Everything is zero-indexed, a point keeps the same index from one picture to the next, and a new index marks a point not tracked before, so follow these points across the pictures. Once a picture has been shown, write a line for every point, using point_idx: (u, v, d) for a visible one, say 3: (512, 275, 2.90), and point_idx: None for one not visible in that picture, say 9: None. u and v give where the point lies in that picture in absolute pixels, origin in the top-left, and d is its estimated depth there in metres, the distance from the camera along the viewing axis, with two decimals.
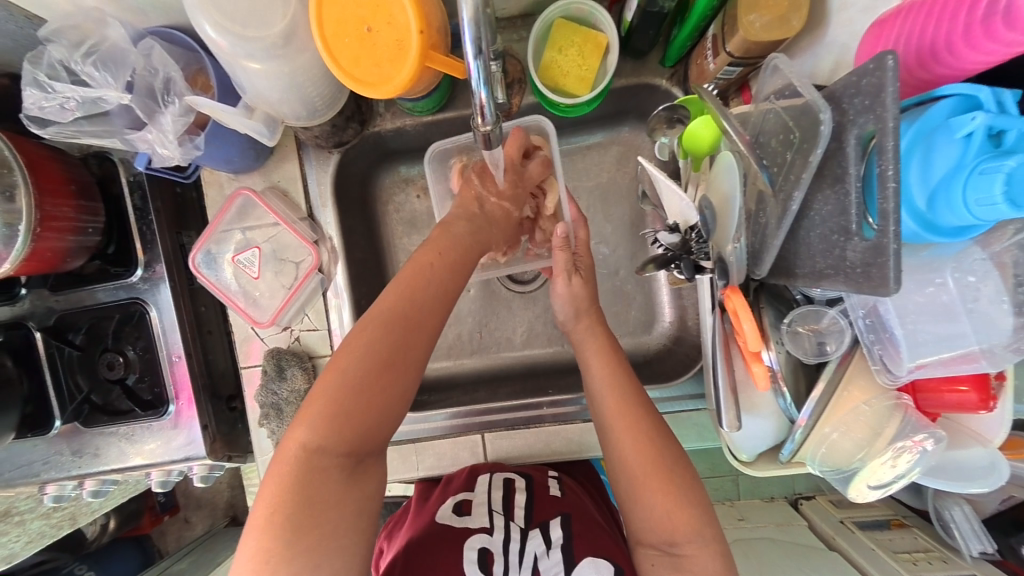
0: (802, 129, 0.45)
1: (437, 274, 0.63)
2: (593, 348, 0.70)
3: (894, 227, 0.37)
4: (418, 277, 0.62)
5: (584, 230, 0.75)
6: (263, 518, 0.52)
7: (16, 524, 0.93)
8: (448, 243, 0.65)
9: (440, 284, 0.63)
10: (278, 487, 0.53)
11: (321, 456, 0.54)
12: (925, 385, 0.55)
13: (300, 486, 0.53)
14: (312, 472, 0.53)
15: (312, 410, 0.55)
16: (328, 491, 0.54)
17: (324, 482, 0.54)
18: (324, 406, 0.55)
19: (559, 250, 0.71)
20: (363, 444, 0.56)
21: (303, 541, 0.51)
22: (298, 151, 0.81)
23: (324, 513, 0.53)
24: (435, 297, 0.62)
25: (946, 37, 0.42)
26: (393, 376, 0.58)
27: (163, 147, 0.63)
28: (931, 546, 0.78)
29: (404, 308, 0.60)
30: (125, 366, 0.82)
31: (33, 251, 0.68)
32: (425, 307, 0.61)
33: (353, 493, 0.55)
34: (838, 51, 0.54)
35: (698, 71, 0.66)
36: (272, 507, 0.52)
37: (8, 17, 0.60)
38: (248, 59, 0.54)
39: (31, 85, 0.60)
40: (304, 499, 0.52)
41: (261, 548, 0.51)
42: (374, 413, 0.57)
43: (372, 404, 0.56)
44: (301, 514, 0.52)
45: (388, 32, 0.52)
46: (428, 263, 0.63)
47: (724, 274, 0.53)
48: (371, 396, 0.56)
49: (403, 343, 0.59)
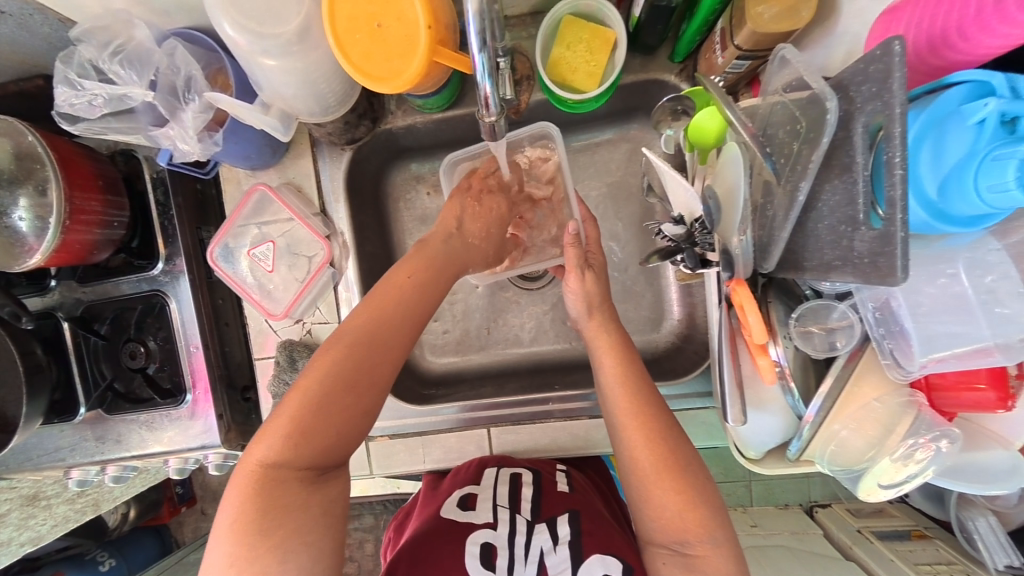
0: (809, 120, 0.44)
1: (401, 295, 0.65)
2: (605, 347, 0.69)
3: (902, 215, 0.36)
4: (387, 300, 0.64)
5: (593, 228, 0.76)
6: (228, 524, 0.54)
7: (43, 508, 0.97)
8: (433, 265, 0.70)
9: (413, 303, 0.65)
10: (241, 494, 0.55)
11: (281, 468, 0.55)
12: (941, 383, 0.54)
13: (261, 493, 0.54)
14: (272, 483, 0.55)
15: (276, 423, 0.57)
16: (290, 500, 0.55)
17: (286, 493, 0.55)
18: (285, 419, 0.56)
19: (570, 246, 0.71)
20: (325, 456, 0.57)
21: (266, 546, 0.53)
22: (312, 148, 0.83)
23: (284, 520, 0.54)
24: (404, 312, 0.64)
25: (958, 22, 0.41)
26: (353, 393, 0.59)
27: (184, 142, 0.65)
28: (955, 559, 0.74)
29: (367, 327, 0.62)
30: (146, 356, 0.85)
31: (63, 243, 0.71)
32: (392, 321, 0.63)
33: (315, 503, 0.56)
34: (850, 41, 0.54)
35: (706, 65, 0.66)
36: (236, 513, 0.54)
37: (43, 20, 0.64)
38: (264, 55, 0.56)
39: (63, 83, 0.63)
40: (266, 507, 0.54)
41: (226, 551, 0.53)
42: (334, 426, 0.58)
43: (333, 417, 0.58)
44: (263, 522, 0.53)
45: (398, 27, 0.53)
46: (401, 288, 0.65)
47: (729, 267, 0.53)
48: (331, 409, 0.57)
49: (364, 360, 0.60)
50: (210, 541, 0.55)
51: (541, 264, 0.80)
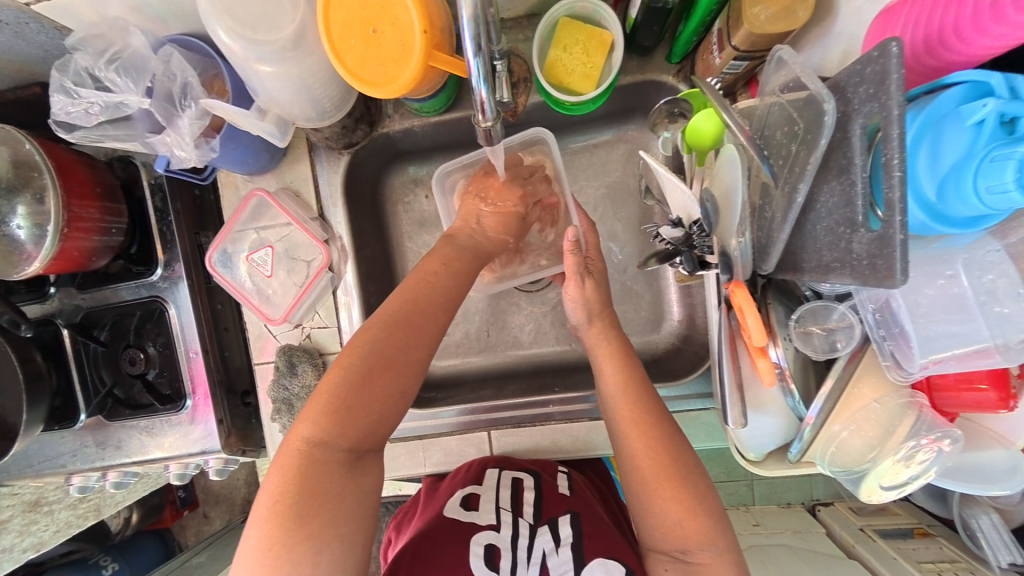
0: (806, 121, 0.44)
1: (435, 283, 0.66)
2: (606, 354, 0.69)
3: (899, 217, 0.36)
4: (423, 286, 0.65)
5: (593, 235, 0.76)
6: (268, 506, 0.53)
7: (45, 514, 0.97)
8: (458, 255, 0.70)
9: (445, 290, 0.66)
10: (282, 474, 0.55)
11: (325, 448, 0.55)
12: (941, 383, 0.53)
13: (302, 474, 0.54)
14: (313, 464, 0.55)
15: (316, 404, 0.57)
16: (330, 482, 0.55)
17: (328, 473, 0.55)
18: (327, 399, 0.57)
19: (569, 254, 0.70)
20: (366, 438, 0.58)
21: (306, 529, 0.52)
22: (310, 152, 0.83)
23: (326, 502, 0.54)
24: (440, 299, 0.65)
25: (953, 23, 0.41)
26: (394, 375, 0.60)
27: (180, 149, 0.65)
28: (959, 557, 0.74)
29: (407, 310, 0.62)
30: (146, 361, 0.85)
31: (62, 251, 0.71)
32: (429, 307, 0.64)
33: (354, 487, 0.56)
34: (846, 41, 0.53)
35: (703, 66, 0.66)
36: (277, 493, 0.53)
37: (39, 29, 0.63)
38: (259, 62, 0.56)
39: (59, 92, 0.63)
40: (307, 489, 0.53)
41: (264, 534, 0.52)
42: (374, 407, 0.58)
43: (373, 399, 0.58)
44: (304, 503, 0.53)
45: (392, 32, 0.53)
46: (436, 274, 0.67)
47: (728, 268, 0.53)
48: (373, 390, 0.58)
49: (404, 343, 0.61)
50: (248, 521, 0.54)
51: (541, 274, 0.81)
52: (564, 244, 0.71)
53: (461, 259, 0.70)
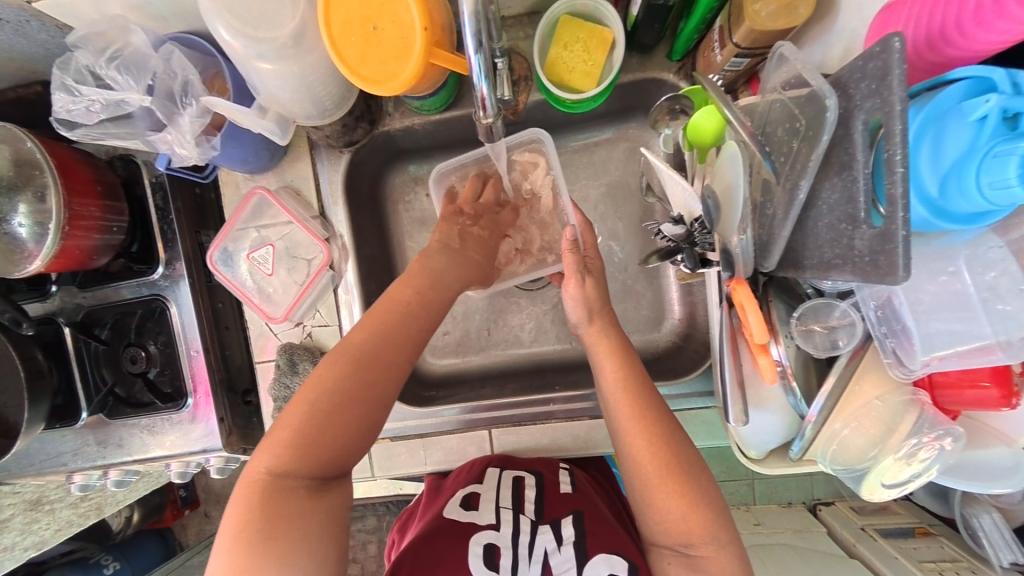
0: (808, 117, 0.44)
1: (404, 303, 0.65)
2: (605, 352, 0.68)
3: (902, 213, 0.36)
4: (390, 310, 0.64)
5: (590, 233, 0.76)
6: (231, 533, 0.54)
7: (46, 513, 0.97)
8: (428, 270, 0.69)
9: (414, 315, 0.65)
10: (245, 501, 0.55)
11: (285, 478, 0.56)
12: (943, 381, 0.53)
13: (263, 502, 0.54)
14: (275, 493, 0.55)
15: (279, 433, 0.57)
16: (291, 511, 0.54)
17: (289, 502, 0.55)
18: (289, 428, 0.57)
19: (567, 253, 0.70)
20: (328, 465, 0.58)
21: (268, 557, 0.52)
22: (311, 151, 0.83)
23: (286, 531, 0.53)
24: (407, 325, 0.64)
25: (955, 18, 0.41)
26: (357, 402, 0.59)
27: (181, 147, 0.65)
28: (960, 556, 0.74)
29: (371, 336, 0.62)
30: (147, 360, 0.85)
31: (62, 249, 0.71)
32: (396, 334, 0.63)
33: (316, 516, 0.56)
34: (848, 38, 0.53)
35: (704, 63, 0.66)
36: (238, 520, 0.54)
37: (40, 27, 0.63)
38: (260, 59, 0.56)
39: (60, 89, 0.63)
40: (267, 517, 0.54)
41: (227, 560, 0.53)
42: (337, 437, 0.58)
43: (335, 429, 0.58)
44: (263, 530, 0.53)
45: (392, 29, 0.53)
46: (401, 297, 0.65)
47: (730, 266, 0.53)
48: (334, 420, 0.58)
49: (366, 371, 0.60)
50: (212, 551, 0.55)
51: (540, 273, 0.80)
52: (562, 244, 0.71)
53: (448, 260, 0.71)
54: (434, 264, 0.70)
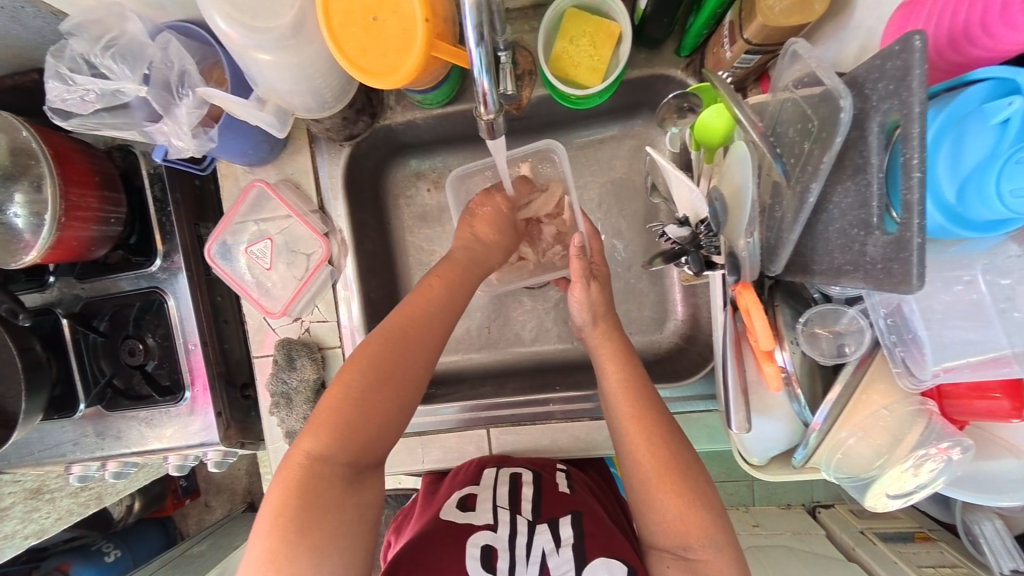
0: (821, 118, 0.42)
1: (435, 298, 0.64)
2: (609, 355, 0.67)
3: (918, 220, 0.35)
4: (427, 300, 0.64)
5: (598, 240, 0.74)
6: (270, 520, 0.52)
7: (47, 501, 0.97)
8: (464, 272, 0.68)
9: (446, 306, 0.65)
10: (286, 487, 0.54)
11: (325, 463, 0.55)
12: (952, 391, 0.52)
13: (303, 489, 0.53)
14: (316, 478, 0.54)
15: (320, 418, 0.56)
16: (330, 496, 0.54)
17: (327, 489, 0.54)
18: (331, 413, 0.56)
19: (573, 258, 0.69)
20: (367, 453, 0.57)
21: (309, 540, 0.51)
22: (311, 144, 0.81)
23: (328, 516, 0.53)
24: (441, 316, 0.64)
25: (980, 18, 0.39)
26: (397, 393, 0.59)
27: (178, 139, 0.63)
28: (960, 561, 0.72)
29: (410, 328, 0.62)
30: (145, 353, 0.84)
31: (60, 240, 0.71)
32: (430, 324, 0.63)
33: (355, 500, 0.55)
34: (864, 36, 0.51)
35: (714, 60, 0.64)
36: (280, 507, 0.53)
37: (35, 13, 0.62)
38: (257, 50, 0.54)
39: (54, 78, 0.61)
40: (308, 504, 0.53)
41: (266, 548, 0.51)
42: (377, 423, 0.58)
43: (377, 414, 0.58)
44: (304, 517, 0.52)
45: (394, 20, 0.51)
46: (435, 289, 0.65)
47: (736, 271, 0.51)
48: (375, 406, 0.58)
49: (404, 359, 0.60)
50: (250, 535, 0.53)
51: (545, 276, 0.80)
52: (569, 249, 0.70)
53: (462, 268, 0.68)
54: (464, 270, 0.68)
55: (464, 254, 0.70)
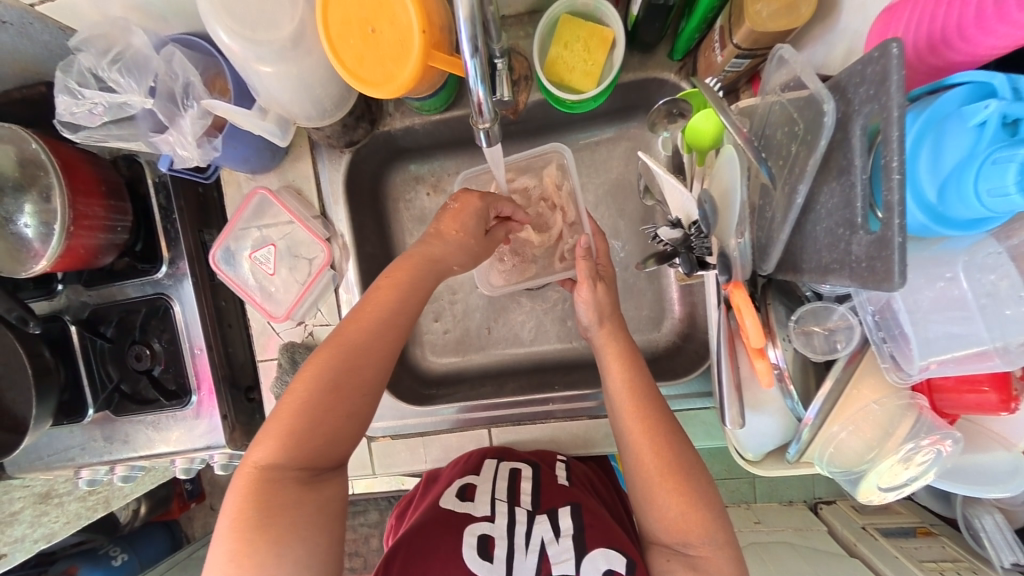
0: (806, 122, 0.44)
1: (390, 297, 0.63)
2: (614, 354, 0.68)
3: (898, 219, 0.36)
4: (377, 305, 0.63)
5: (603, 242, 0.76)
6: (228, 525, 0.54)
7: (55, 505, 0.99)
8: (420, 271, 0.66)
9: (401, 310, 0.64)
10: (241, 494, 0.55)
11: (276, 470, 0.56)
12: (942, 385, 0.53)
13: (258, 493, 0.55)
14: (269, 483, 0.55)
15: (270, 427, 0.58)
16: (284, 499, 0.55)
17: (281, 492, 0.55)
18: (279, 422, 0.57)
19: (581, 259, 0.69)
20: (320, 456, 0.58)
21: (266, 539, 0.53)
22: (312, 151, 0.83)
23: (284, 516, 0.54)
24: (393, 321, 0.63)
25: (957, 22, 0.40)
26: (346, 398, 0.59)
27: (183, 148, 0.65)
28: (961, 557, 0.72)
29: (360, 334, 0.61)
30: (151, 358, 0.86)
31: (68, 248, 0.72)
32: (382, 329, 0.62)
33: (313, 500, 0.56)
34: (851, 39, 0.53)
35: (705, 64, 0.66)
36: (236, 512, 0.54)
37: (43, 29, 0.64)
38: (259, 62, 0.56)
39: (63, 92, 0.63)
40: (264, 507, 0.54)
41: (228, 551, 0.53)
42: (329, 428, 0.58)
43: (326, 420, 0.58)
44: (260, 519, 0.53)
45: (390, 32, 0.53)
46: (388, 293, 0.64)
47: (727, 269, 0.53)
48: (326, 412, 0.58)
49: (354, 365, 0.60)
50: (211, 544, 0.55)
51: (547, 278, 0.80)
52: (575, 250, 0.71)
53: (420, 269, 0.66)
54: (423, 271, 0.66)
55: (423, 254, 0.67)
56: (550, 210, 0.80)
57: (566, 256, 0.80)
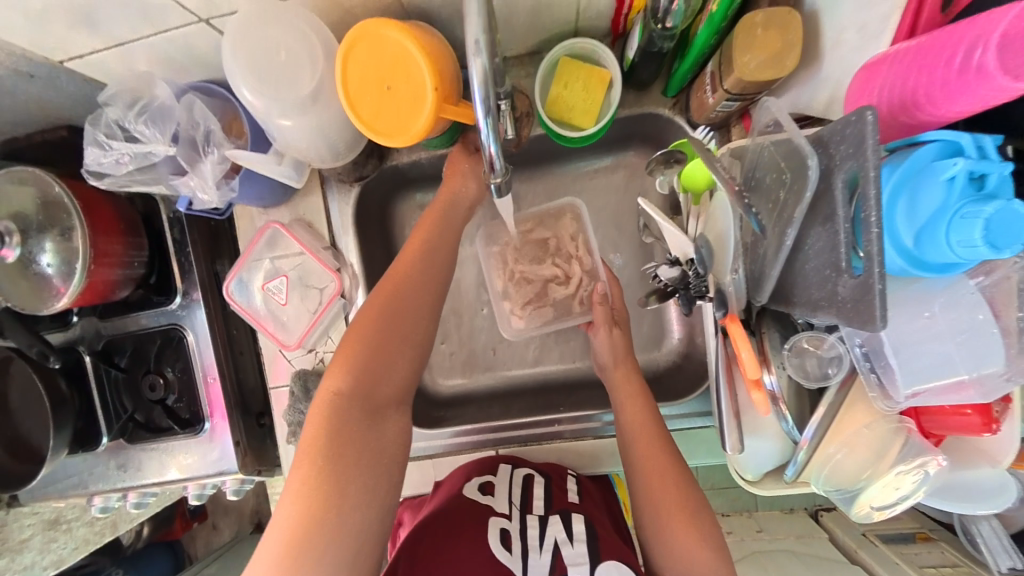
0: (792, 170, 0.47)
1: (433, 251, 0.70)
2: (627, 396, 0.72)
3: (879, 268, 0.39)
4: (420, 251, 0.69)
5: (619, 288, 0.82)
6: (301, 453, 0.57)
7: (64, 532, 0.99)
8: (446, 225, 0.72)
9: (440, 258, 0.70)
10: (312, 423, 0.59)
11: (343, 400, 0.60)
12: (928, 408, 0.56)
13: (328, 421, 0.59)
14: (338, 412, 0.59)
15: (335, 364, 0.63)
16: (353, 426, 0.59)
17: (349, 419, 0.59)
18: (344, 358, 0.62)
19: (598, 304, 0.78)
20: (380, 389, 0.63)
21: (338, 462, 0.57)
22: (322, 184, 0.86)
23: (353, 442, 0.58)
24: (436, 266, 0.69)
25: (926, 88, 0.45)
26: (400, 335, 0.65)
27: (204, 193, 0.68)
28: (960, 561, 0.76)
29: (410, 278, 0.67)
30: (165, 387, 0.88)
31: (88, 285, 0.75)
32: (428, 273, 0.68)
33: (376, 430, 0.60)
34: (832, 85, 0.57)
35: (699, 102, 0.69)
36: (308, 440, 0.58)
37: (70, 80, 0.68)
38: (281, 116, 0.59)
39: (91, 144, 0.67)
40: (335, 434, 0.58)
41: (301, 477, 0.56)
42: (387, 363, 0.63)
43: (385, 354, 0.63)
44: (331, 446, 0.57)
45: (405, 88, 0.56)
46: (426, 239, 0.70)
47: (722, 305, 0.57)
48: (385, 345, 0.63)
49: (406, 304, 0.66)
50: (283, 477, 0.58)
51: (568, 322, 0.85)
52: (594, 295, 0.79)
53: (447, 220, 0.72)
54: (446, 222, 0.72)
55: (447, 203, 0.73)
56: (568, 259, 0.86)
57: (584, 301, 0.85)
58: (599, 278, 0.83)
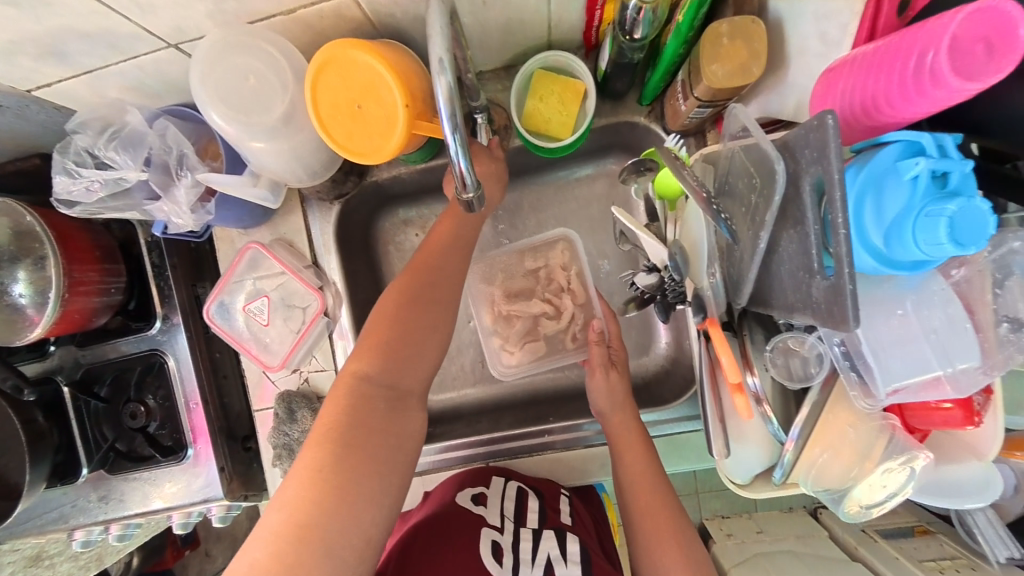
0: (762, 175, 0.48)
1: (444, 244, 0.70)
2: (625, 443, 0.70)
3: (848, 270, 0.39)
4: (440, 242, 0.71)
5: (615, 324, 0.80)
6: (317, 431, 0.57)
7: (46, 567, 0.96)
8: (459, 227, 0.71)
9: (457, 253, 0.71)
10: (333, 404, 0.60)
11: (366, 382, 0.61)
12: (910, 404, 0.56)
13: (349, 402, 0.59)
14: (360, 392, 0.60)
15: (361, 347, 0.64)
16: (375, 409, 0.59)
17: (371, 401, 0.60)
18: (372, 341, 0.64)
19: (595, 346, 0.75)
20: (402, 375, 0.63)
21: (354, 445, 0.56)
22: (302, 204, 0.86)
23: (372, 425, 0.58)
24: (456, 259, 0.70)
25: (883, 93, 0.47)
26: (423, 324, 0.65)
27: (178, 217, 0.68)
28: (960, 552, 0.75)
29: (433, 268, 0.69)
30: (146, 415, 0.86)
31: (64, 313, 0.73)
32: (448, 263, 0.70)
33: (395, 419, 0.60)
34: (799, 93, 0.59)
35: (671, 111, 0.70)
36: (327, 420, 0.58)
37: (39, 109, 0.67)
38: (253, 139, 0.59)
39: (61, 172, 0.66)
40: (356, 416, 0.58)
41: (313, 455, 0.55)
42: (410, 350, 0.64)
43: (409, 340, 0.64)
44: (349, 426, 0.57)
45: (376, 108, 0.56)
46: (444, 232, 0.71)
47: (700, 309, 0.58)
48: (408, 332, 0.64)
49: (429, 293, 0.67)
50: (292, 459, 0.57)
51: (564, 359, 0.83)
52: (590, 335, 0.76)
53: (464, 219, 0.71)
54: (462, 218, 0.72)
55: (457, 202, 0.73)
56: (560, 293, 0.84)
57: (578, 336, 0.84)
58: (594, 312, 0.82)
